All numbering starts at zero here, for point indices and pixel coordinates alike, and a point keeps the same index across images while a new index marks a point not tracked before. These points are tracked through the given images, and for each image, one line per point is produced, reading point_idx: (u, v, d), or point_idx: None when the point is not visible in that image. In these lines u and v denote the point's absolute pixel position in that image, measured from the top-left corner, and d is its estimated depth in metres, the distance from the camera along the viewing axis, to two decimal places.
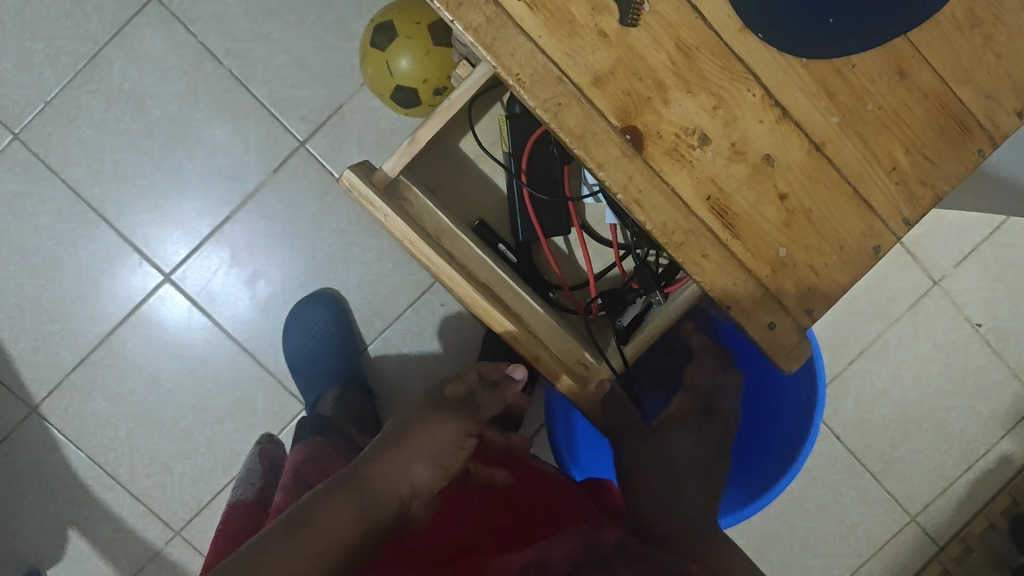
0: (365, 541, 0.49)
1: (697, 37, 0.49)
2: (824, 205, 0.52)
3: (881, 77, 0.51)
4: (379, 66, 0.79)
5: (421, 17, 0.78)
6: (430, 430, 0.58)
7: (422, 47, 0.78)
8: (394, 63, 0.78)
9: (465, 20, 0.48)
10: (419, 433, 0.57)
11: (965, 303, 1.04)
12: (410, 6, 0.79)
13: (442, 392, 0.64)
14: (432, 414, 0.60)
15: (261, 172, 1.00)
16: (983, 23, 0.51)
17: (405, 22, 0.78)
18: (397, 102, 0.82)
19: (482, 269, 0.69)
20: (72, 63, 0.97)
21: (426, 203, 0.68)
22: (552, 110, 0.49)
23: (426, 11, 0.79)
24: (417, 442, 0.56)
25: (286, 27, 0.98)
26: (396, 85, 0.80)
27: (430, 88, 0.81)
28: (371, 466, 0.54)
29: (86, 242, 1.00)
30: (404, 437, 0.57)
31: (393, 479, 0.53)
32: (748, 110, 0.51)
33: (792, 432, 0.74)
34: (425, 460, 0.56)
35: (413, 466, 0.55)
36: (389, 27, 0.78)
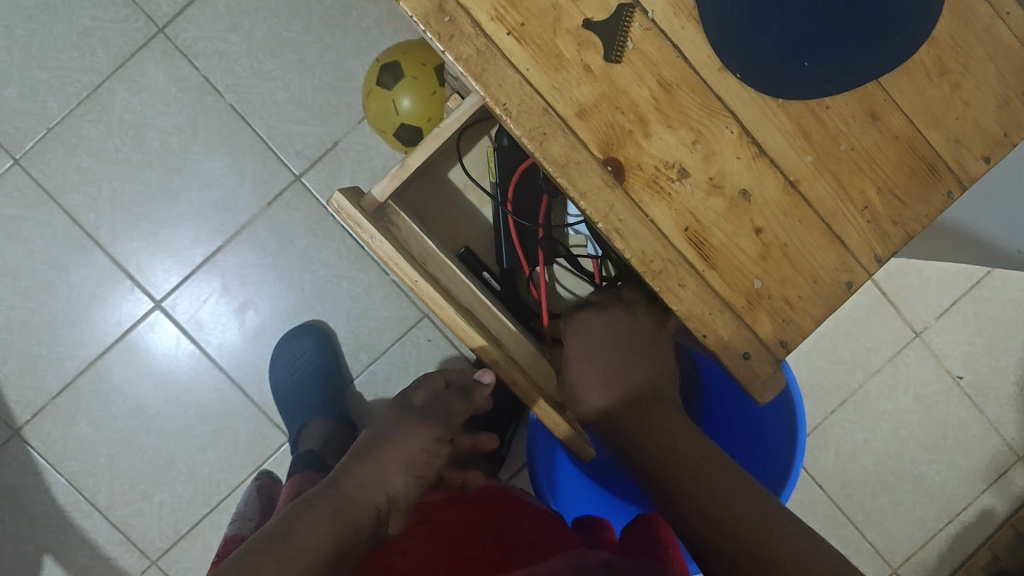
0: (358, 539, 0.51)
1: (678, 75, 0.52)
2: (798, 239, 0.54)
3: (855, 118, 0.53)
4: (383, 104, 0.81)
5: (426, 59, 0.82)
6: (402, 440, 0.61)
7: (428, 87, 0.81)
8: (398, 101, 0.81)
9: (456, 50, 0.50)
10: (390, 445, 0.60)
11: (945, 356, 1.06)
12: (413, 48, 0.82)
13: (408, 402, 0.67)
14: (400, 427, 0.62)
15: (256, 204, 1.01)
16: (951, 72, 0.53)
17: (410, 63, 0.81)
18: (398, 140, 0.84)
19: (468, 294, 0.70)
20: (76, 92, 1.00)
21: (413, 228, 0.69)
22: (536, 139, 0.51)
23: (426, 52, 0.82)
24: (391, 451, 0.59)
25: (286, 66, 1.00)
26: (398, 123, 0.83)
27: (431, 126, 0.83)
28: (351, 475, 0.56)
29: (79, 266, 1.01)
30: (378, 448, 0.60)
31: (373, 484, 0.56)
32: (725, 146, 0.53)
33: (781, 464, 0.75)
34: (400, 469, 0.58)
35: (389, 474, 0.57)
36: (395, 66, 0.81)
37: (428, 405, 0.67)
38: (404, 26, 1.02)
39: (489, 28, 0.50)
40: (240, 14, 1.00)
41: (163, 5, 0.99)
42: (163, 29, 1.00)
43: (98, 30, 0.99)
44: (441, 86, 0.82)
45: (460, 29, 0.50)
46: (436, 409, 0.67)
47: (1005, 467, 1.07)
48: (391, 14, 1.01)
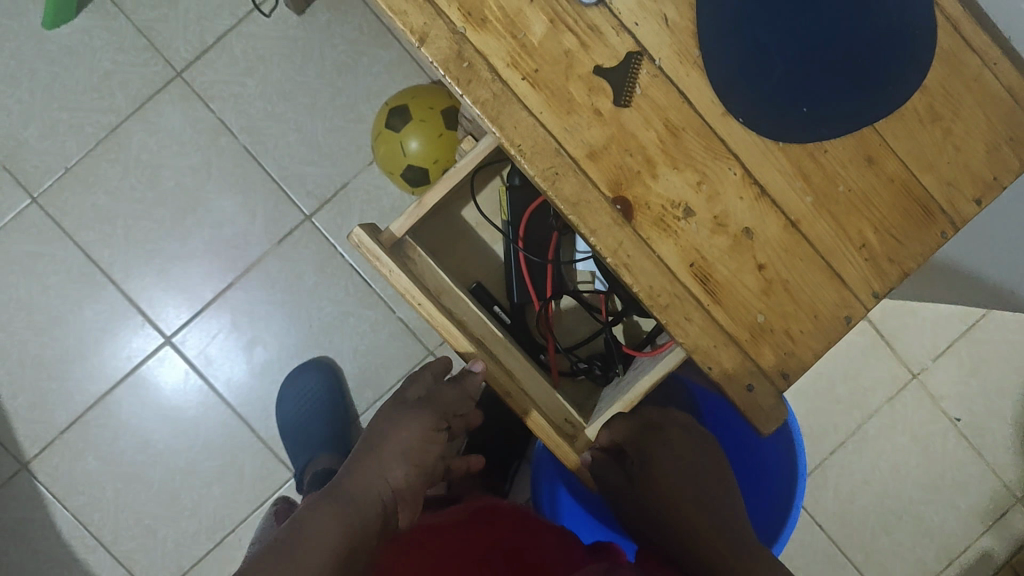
0: (371, 526, 0.53)
1: (685, 119, 0.55)
2: (799, 276, 0.56)
3: (852, 162, 0.56)
4: (392, 145, 0.84)
5: (435, 102, 0.85)
6: (398, 433, 0.63)
7: (436, 129, 0.84)
8: (407, 143, 0.84)
9: (473, 94, 0.53)
10: (388, 439, 0.62)
11: (941, 397, 1.07)
12: (422, 93, 0.86)
13: (402, 400, 0.69)
14: (395, 421, 0.64)
15: (267, 242, 1.04)
16: (942, 118, 0.56)
17: (420, 106, 0.84)
18: (407, 181, 0.87)
19: (480, 327, 0.72)
20: (95, 133, 1.03)
21: (428, 262, 0.72)
22: (549, 178, 0.54)
23: (437, 97, 0.86)
24: (390, 447, 0.61)
25: (299, 109, 1.04)
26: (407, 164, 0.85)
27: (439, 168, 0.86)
28: (355, 477, 0.58)
29: (91, 301, 1.04)
30: (377, 446, 0.62)
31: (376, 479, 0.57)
32: (729, 187, 0.55)
33: (786, 494, 0.76)
34: (400, 459, 0.60)
35: (391, 466, 0.59)
36: (405, 109, 0.84)
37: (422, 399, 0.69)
38: (414, 72, 1.05)
39: (505, 73, 0.53)
40: (255, 60, 1.03)
41: (182, 50, 1.03)
42: (181, 72, 1.03)
43: (118, 74, 1.03)
44: (449, 128, 0.85)
45: (478, 74, 0.53)
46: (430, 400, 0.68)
47: (1003, 508, 1.08)
48: (401, 60, 1.05)
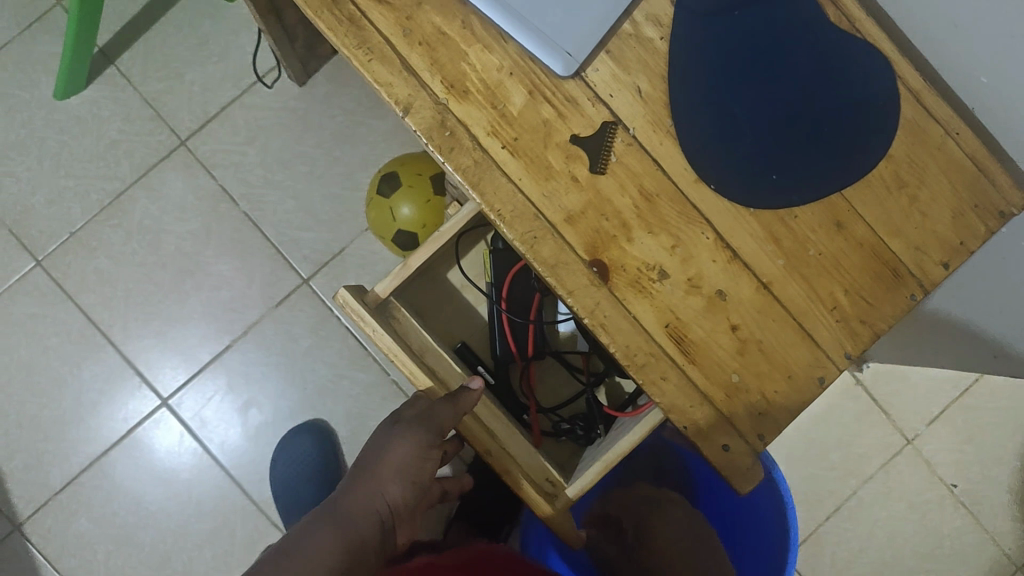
0: (368, 548, 0.53)
1: (658, 186, 0.57)
2: (772, 336, 0.57)
3: (821, 227, 0.58)
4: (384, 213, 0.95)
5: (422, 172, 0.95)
6: (393, 450, 0.62)
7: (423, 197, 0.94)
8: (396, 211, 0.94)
9: (455, 161, 0.55)
10: (383, 456, 0.62)
11: (936, 464, 1.07)
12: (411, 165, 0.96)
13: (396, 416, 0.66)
14: (389, 437, 0.64)
15: (263, 304, 1.07)
16: (908, 186, 0.58)
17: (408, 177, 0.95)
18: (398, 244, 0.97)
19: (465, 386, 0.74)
20: (99, 198, 1.08)
21: (413, 322, 0.73)
22: (528, 242, 0.56)
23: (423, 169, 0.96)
24: (385, 464, 0.61)
25: (296, 176, 1.09)
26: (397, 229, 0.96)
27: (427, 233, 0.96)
28: (349, 498, 0.57)
29: (90, 363, 1.06)
30: (370, 466, 0.61)
31: (370, 503, 0.57)
32: (702, 250, 0.57)
33: (776, 553, 0.75)
34: (395, 477, 0.60)
35: (386, 484, 0.60)
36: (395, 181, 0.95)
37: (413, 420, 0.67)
38: (408, 142, 1.11)
39: (486, 142, 0.56)
40: (257, 130, 1.09)
41: (186, 120, 1.09)
42: (185, 141, 1.09)
43: (124, 143, 1.09)
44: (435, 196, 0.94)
45: (460, 142, 0.55)
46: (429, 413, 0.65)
47: None
48: (395, 131, 1.10)
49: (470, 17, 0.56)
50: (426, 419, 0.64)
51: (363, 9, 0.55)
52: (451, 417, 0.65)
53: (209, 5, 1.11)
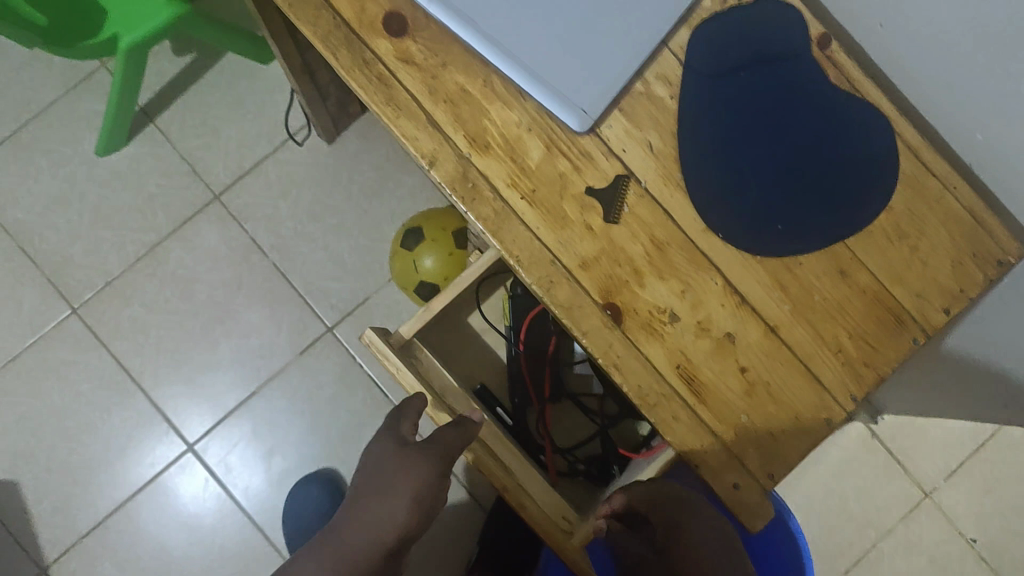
0: None
1: (668, 234, 0.60)
2: (780, 378, 0.59)
3: (826, 274, 0.60)
4: (408, 264, 1.03)
5: (447, 225, 1.04)
6: (408, 475, 0.60)
7: (447, 249, 1.02)
8: (421, 262, 1.03)
9: (476, 210, 0.59)
10: (396, 479, 0.60)
11: (957, 517, 1.07)
12: (436, 218, 1.04)
13: (402, 436, 0.64)
14: (406, 457, 0.62)
15: (290, 351, 1.13)
16: (908, 236, 0.61)
17: (433, 230, 1.03)
18: (421, 294, 1.05)
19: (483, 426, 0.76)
20: (136, 249, 1.15)
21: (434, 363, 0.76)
22: (545, 286, 0.59)
23: (447, 222, 1.04)
24: (396, 489, 0.60)
25: (327, 230, 1.15)
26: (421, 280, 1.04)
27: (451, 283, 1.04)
28: (355, 530, 0.58)
29: (120, 409, 1.12)
30: (382, 487, 0.61)
31: (375, 536, 0.58)
32: (711, 295, 0.60)
33: None
34: (406, 505, 0.59)
35: (394, 513, 0.59)
36: (420, 233, 1.03)
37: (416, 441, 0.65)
38: (432, 196, 1.18)
39: (505, 192, 0.59)
40: (289, 186, 1.16)
41: (221, 176, 1.16)
42: (218, 195, 1.16)
43: (161, 198, 1.16)
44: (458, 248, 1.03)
45: (481, 193, 0.59)
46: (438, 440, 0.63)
47: None
48: (421, 185, 1.17)
49: (491, 76, 0.60)
50: (432, 445, 0.63)
51: (392, 69, 0.59)
52: (456, 441, 0.64)
53: (246, 68, 1.18)
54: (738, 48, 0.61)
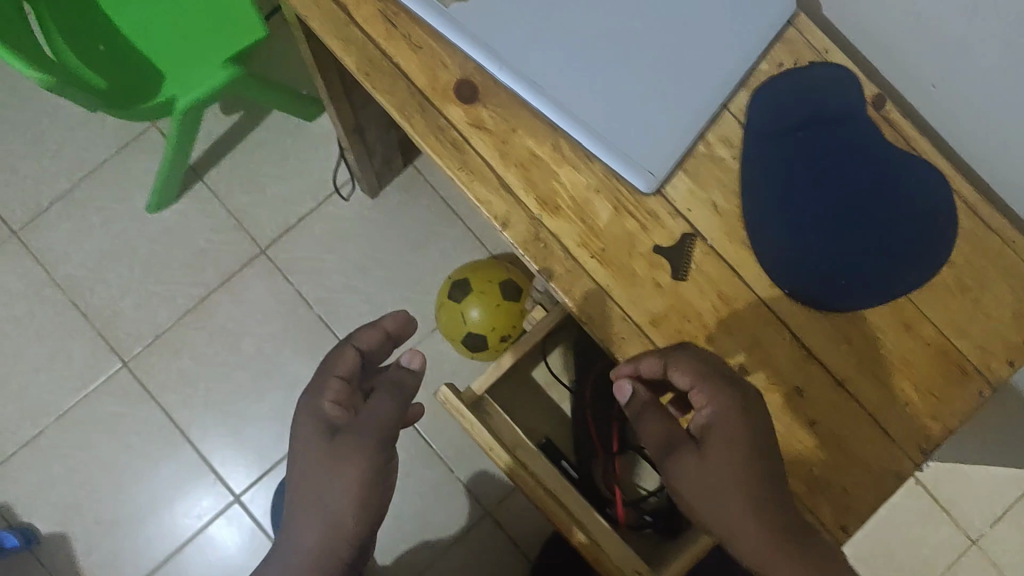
0: None
1: (735, 290, 0.61)
2: (850, 431, 0.60)
3: (890, 328, 0.61)
4: (455, 315, 1.06)
5: (491, 277, 1.07)
6: (341, 476, 0.56)
7: (493, 300, 1.06)
8: (467, 312, 1.06)
9: (548, 269, 0.61)
10: (327, 480, 0.57)
11: (1005, 565, 1.06)
12: (482, 271, 1.08)
13: (328, 421, 0.59)
14: (335, 454, 0.57)
15: None
16: (969, 289, 0.62)
17: (478, 282, 1.07)
18: (467, 345, 1.08)
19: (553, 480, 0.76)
20: (184, 303, 1.17)
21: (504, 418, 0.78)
22: (617, 342, 0.61)
23: (491, 275, 1.08)
24: (332, 491, 0.57)
25: (374, 283, 1.20)
26: (468, 331, 1.07)
27: (497, 334, 1.07)
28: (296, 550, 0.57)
29: (168, 461, 1.14)
30: (317, 491, 0.57)
31: (320, 546, 0.57)
32: (779, 348, 0.61)
33: None
34: (349, 507, 0.57)
35: (338, 516, 0.57)
36: (466, 285, 1.07)
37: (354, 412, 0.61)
38: (473, 248, 1.21)
39: (576, 251, 0.61)
40: (335, 240, 1.20)
41: (267, 230, 1.19)
42: (265, 249, 1.19)
43: (209, 253, 1.19)
44: (503, 299, 1.06)
45: (552, 252, 0.61)
46: (365, 416, 0.59)
47: None
48: (463, 238, 1.21)
49: (559, 139, 0.62)
50: (361, 427, 0.58)
51: (465, 134, 0.62)
52: (389, 413, 0.59)
53: (292, 126, 1.22)
54: (799, 107, 0.63)
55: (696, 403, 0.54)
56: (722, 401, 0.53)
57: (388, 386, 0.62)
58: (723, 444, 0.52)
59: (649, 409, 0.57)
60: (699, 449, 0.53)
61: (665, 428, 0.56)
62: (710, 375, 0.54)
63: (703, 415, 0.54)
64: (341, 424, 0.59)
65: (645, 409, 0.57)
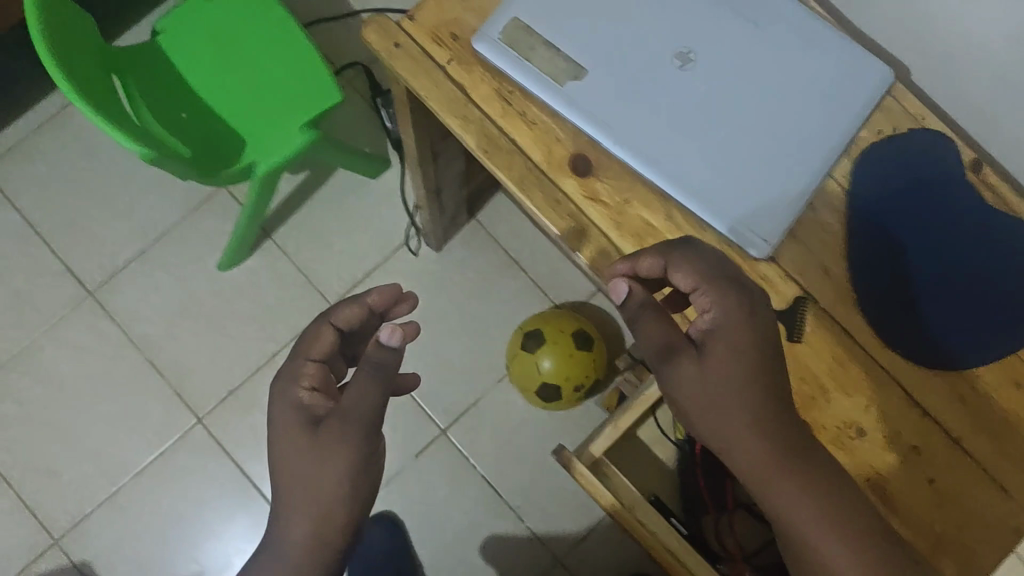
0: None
1: (847, 351, 0.64)
2: (968, 488, 0.62)
3: (1001, 385, 0.63)
4: (528, 365, 1.10)
5: (564, 327, 1.11)
6: (317, 469, 0.56)
7: (567, 349, 1.09)
8: (541, 362, 1.10)
9: None
10: (304, 470, 0.57)
11: None
12: (554, 321, 1.12)
13: (307, 410, 0.59)
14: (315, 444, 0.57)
15: (407, 454, 1.19)
16: None
17: (552, 332, 1.11)
18: (540, 394, 1.12)
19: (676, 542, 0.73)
20: (256, 358, 1.20)
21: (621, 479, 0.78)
22: None
23: (563, 324, 1.11)
24: (308, 480, 0.56)
25: (439, 334, 1.23)
26: (542, 381, 1.10)
27: (571, 384, 1.10)
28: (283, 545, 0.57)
29: (242, 516, 1.16)
30: (294, 479, 0.57)
31: (308, 538, 0.57)
32: (894, 407, 0.63)
33: None
34: (328, 494, 0.57)
35: (318, 506, 0.57)
36: (539, 334, 1.11)
37: (334, 398, 0.61)
38: (536, 299, 1.24)
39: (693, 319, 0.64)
40: None
41: (336, 286, 1.22)
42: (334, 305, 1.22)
43: (279, 309, 1.21)
44: (576, 349, 1.10)
45: None
46: (343, 411, 0.56)
47: None
48: (525, 288, 1.24)
49: (672, 209, 0.65)
50: (341, 421, 0.56)
51: (582, 208, 0.65)
52: (369, 407, 0.56)
53: (357, 183, 1.25)
54: (900, 168, 0.66)
55: (700, 305, 0.55)
56: (728, 303, 0.55)
57: (363, 371, 0.56)
58: (728, 351, 0.54)
59: (649, 310, 0.56)
60: (701, 356, 0.54)
61: (666, 331, 0.55)
62: (713, 275, 0.55)
63: (705, 318, 0.55)
64: (320, 412, 0.59)
65: (643, 311, 0.56)
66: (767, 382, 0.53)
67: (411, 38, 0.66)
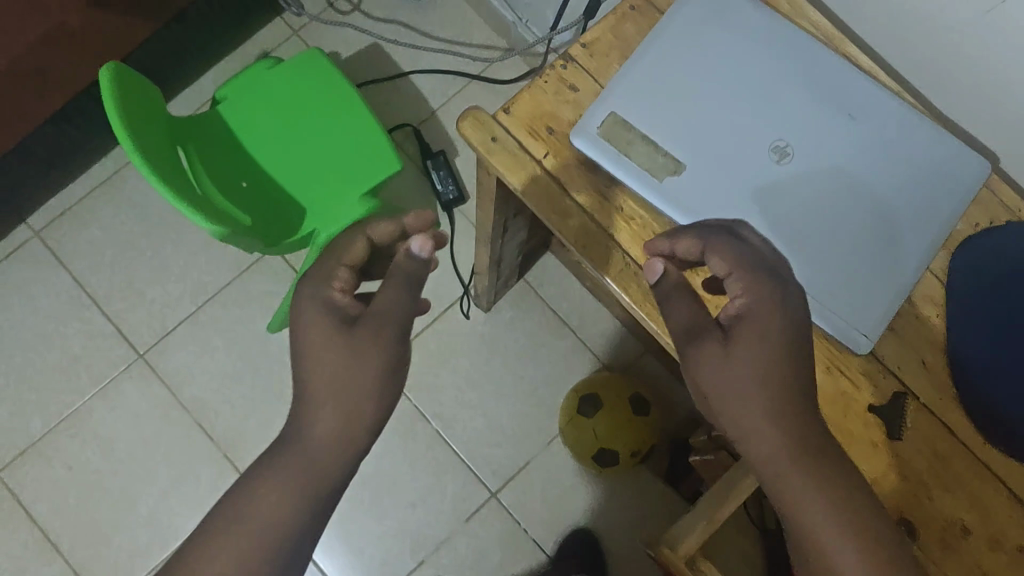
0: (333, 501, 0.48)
1: (949, 447, 0.63)
2: None
3: None
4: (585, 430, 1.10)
5: (620, 391, 1.11)
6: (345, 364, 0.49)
7: (624, 415, 1.09)
8: (597, 428, 1.09)
9: None
10: (329, 367, 0.49)
11: None
12: (609, 385, 1.12)
13: (338, 309, 0.51)
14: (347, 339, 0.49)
15: (457, 519, 1.18)
16: None
17: (608, 397, 1.10)
18: (597, 461, 1.10)
19: None
20: None
21: None
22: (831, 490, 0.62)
23: (619, 389, 1.11)
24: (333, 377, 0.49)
25: (487, 396, 1.22)
26: (599, 447, 1.09)
27: (628, 450, 1.09)
28: (301, 445, 0.48)
29: None
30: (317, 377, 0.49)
31: (336, 434, 0.48)
32: (998, 506, 0.62)
33: None
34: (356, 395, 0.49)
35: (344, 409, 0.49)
36: (596, 399, 1.11)
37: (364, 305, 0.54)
38: (585, 360, 1.23)
39: None
40: (447, 354, 1.23)
41: None
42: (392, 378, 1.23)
43: None
44: (632, 414, 1.09)
45: None
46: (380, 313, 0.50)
47: None
48: (574, 349, 1.24)
49: None
50: (380, 321, 0.50)
51: None
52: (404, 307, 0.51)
53: None
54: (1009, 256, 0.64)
55: (731, 292, 0.51)
56: (762, 292, 0.50)
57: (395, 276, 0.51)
58: (758, 338, 0.49)
59: (681, 294, 0.53)
60: (729, 341, 0.49)
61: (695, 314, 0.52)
62: (751, 264, 0.51)
63: (735, 306, 0.51)
64: (353, 312, 0.51)
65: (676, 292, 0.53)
66: (798, 378, 0.48)
67: (505, 131, 0.67)
